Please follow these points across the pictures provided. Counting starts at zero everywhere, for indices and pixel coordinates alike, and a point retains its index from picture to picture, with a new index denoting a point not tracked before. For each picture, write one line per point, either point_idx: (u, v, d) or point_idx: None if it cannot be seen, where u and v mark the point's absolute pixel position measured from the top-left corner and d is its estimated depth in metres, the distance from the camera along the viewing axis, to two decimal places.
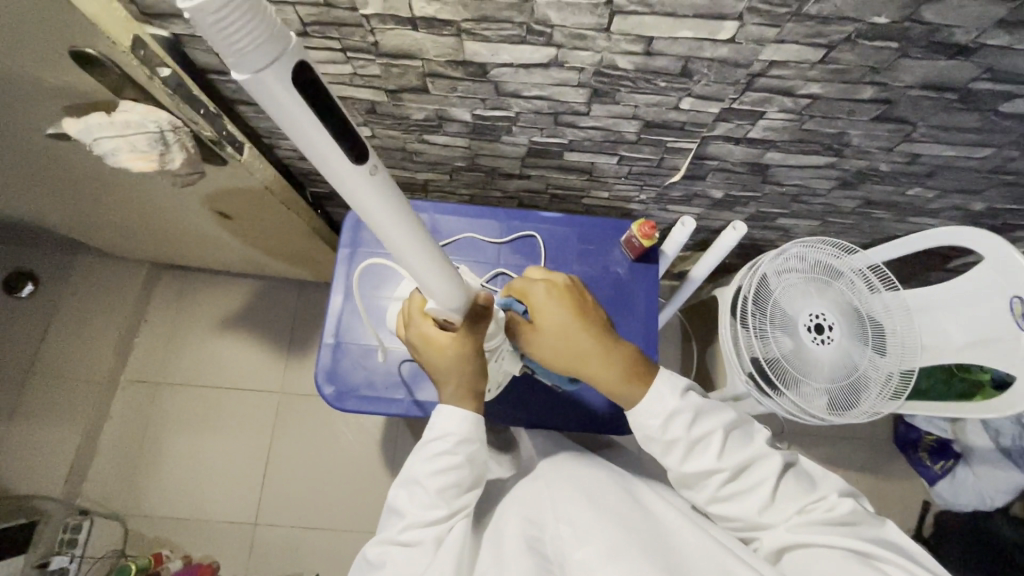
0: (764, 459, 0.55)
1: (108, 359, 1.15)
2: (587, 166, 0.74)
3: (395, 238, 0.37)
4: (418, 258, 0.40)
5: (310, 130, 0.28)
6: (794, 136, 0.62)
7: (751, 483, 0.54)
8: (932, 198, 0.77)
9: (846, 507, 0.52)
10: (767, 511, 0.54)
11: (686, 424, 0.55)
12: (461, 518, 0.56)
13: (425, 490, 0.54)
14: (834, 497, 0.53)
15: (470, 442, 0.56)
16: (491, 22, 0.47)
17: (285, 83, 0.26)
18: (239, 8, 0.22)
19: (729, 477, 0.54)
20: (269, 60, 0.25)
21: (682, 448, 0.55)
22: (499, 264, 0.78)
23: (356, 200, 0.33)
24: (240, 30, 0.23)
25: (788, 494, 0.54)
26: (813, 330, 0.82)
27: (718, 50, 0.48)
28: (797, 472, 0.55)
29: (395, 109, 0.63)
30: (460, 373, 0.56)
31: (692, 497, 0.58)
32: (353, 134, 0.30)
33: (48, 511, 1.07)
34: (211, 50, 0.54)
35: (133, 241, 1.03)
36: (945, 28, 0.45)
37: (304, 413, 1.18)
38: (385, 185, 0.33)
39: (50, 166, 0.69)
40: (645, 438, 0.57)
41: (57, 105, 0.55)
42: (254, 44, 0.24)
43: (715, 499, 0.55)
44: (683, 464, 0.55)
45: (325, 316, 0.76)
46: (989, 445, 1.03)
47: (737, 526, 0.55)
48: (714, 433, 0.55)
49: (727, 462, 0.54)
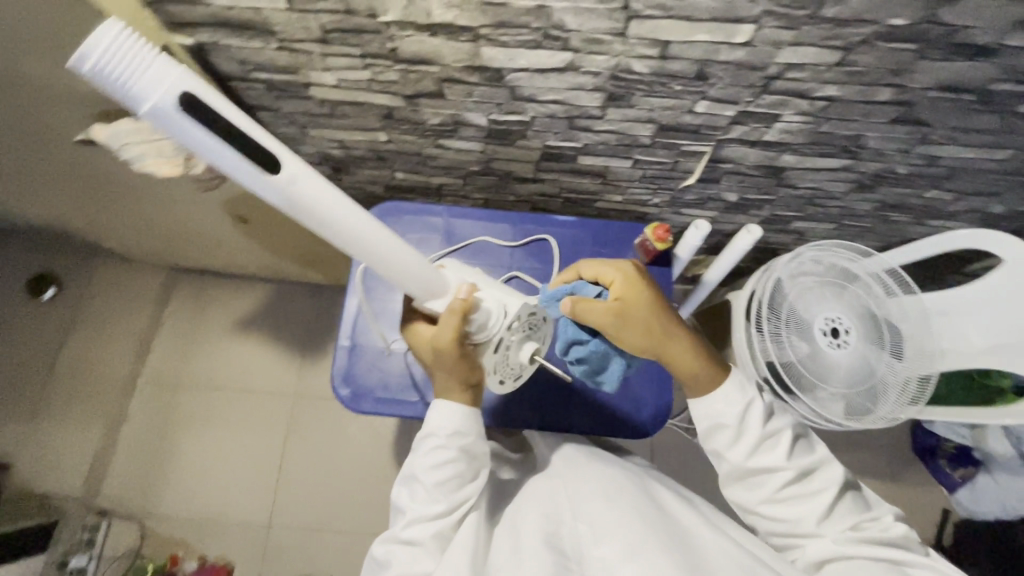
0: (827, 469, 0.56)
1: (126, 362, 1.17)
2: (602, 170, 0.74)
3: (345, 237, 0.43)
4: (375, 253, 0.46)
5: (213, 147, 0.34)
6: (810, 138, 0.62)
7: (814, 488, 0.55)
8: (950, 201, 0.76)
9: (900, 530, 0.53)
10: (823, 522, 0.53)
11: (762, 419, 0.56)
12: (464, 513, 0.56)
13: (424, 486, 0.56)
14: (888, 519, 0.54)
15: (464, 434, 0.57)
16: (508, 28, 0.47)
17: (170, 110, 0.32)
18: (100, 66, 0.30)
19: (794, 478, 0.55)
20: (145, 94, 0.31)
21: (752, 439, 0.55)
22: (512, 267, 0.79)
23: (302, 212, 0.40)
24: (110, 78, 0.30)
25: (844, 510, 0.54)
26: (828, 335, 0.82)
27: (734, 53, 0.49)
28: (856, 494, 0.56)
29: (411, 114, 0.63)
30: (445, 368, 0.56)
31: (738, 497, 0.58)
32: (257, 143, 0.35)
33: (65, 510, 1.09)
34: (233, 57, 0.55)
35: (151, 245, 1.05)
36: (963, 29, 0.45)
37: (318, 416, 1.19)
38: (311, 189, 0.39)
39: (75, 171, 0.70)
40: (713, 427, 0.57)
41: (83, 111, 0.56)
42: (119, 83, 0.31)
43: (771, 500, 0.55)
44: (748, 459, 0.55)
45: (341, 319, 0.77)
46: (1012, 452, 0.99)
47: (777, 531, 0.55)
48: (783, 432, 0.56)
49: (793, 463, 0.55)
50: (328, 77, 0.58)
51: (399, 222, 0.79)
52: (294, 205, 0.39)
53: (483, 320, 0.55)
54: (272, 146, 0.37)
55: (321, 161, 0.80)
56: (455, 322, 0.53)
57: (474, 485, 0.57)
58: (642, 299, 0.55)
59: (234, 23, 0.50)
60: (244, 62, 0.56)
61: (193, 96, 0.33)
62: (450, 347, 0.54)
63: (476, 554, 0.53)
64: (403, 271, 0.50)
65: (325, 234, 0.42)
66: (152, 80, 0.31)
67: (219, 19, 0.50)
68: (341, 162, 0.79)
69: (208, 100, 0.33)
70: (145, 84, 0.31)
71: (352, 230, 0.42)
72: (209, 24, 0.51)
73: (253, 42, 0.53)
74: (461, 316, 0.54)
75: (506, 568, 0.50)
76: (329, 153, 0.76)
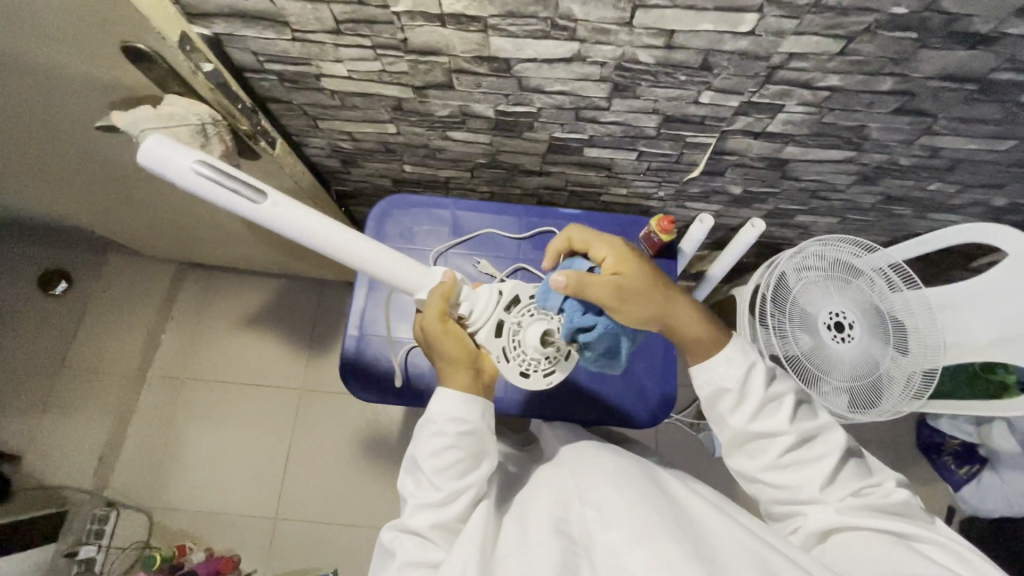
0: (829, 434, 0.56)
1: (136, 355, 1.18)
2: (607, 162, 0.75)
3: (341, 250, 0.51)
4: (378, 266, 0.54)
5: (216, 189, 0.46)
6: (814, 129, 0.62)
7: (816, 454, 0.55)
8: (953, 194, 0.77)
9: (901, 496, 0.54)
10: (827, 488, 0.54)
11: (764, 382, 0.56)
12: (464, 498, 0.55)
13: (426, 473, 0.56)
14: (889, 485, 0.55)
15: (463, 421, 0.56)
16: (516, 18, 0.48)
17: (186, 168, 0.46)
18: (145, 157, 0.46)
19: (795, 443, 0.55)
20: (171, 162, 0.46)
21: (754, 403, 0.56)
22: (519, 259, 0.80)
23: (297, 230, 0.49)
24: (150, 161, 0.46)
25: (845, 476, 0.55)
26: (833, 328, 0.83)
27: (738, 43, 0.50)
28: (857, 460, 0.57)
29: (420, 105, 0.65)
30: (441, 353, 0.58)
31: (742, 464, 0.58)
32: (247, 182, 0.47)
33: (77, 502, 1.09)
34: (248, 48, 0.57)
35: (162, 240, 1.06)
36: (964, 17, 0.45)
37: (324, 409, 1.20)
38: (294, 210, 0.49)
39: (91, 164, 0.72)
40: (716, 392, 0.57)
41: (102, 100, 0.58)
42: (155, 159, 0.46)
43: (773, 466, 0.56)
44: (750, 423, 0.56)
45: (349, 310, 0.78)
46: (1016, 448, 1.00)
47: (778, 497, 0.56)
48: (785, 397, 0.56)
49: (795, 427, 0.55)
50: (340, 68, 0.59)
51: (407, 215, 0.80)
52: (284, 225, 0.49)
53: (472, 306, 0.61)
54: (260, 185, 0.48)
55: (331, 154, 0.81)
56: (437, 303, 0.57)
57: (476, 473, 0.57)
58: (632, 271, 0.56)
59: (250, 14, 0.52)
60: (258, 52, 0.57)
61: (201, 159, 0.46)
62: (436, 327, 0.57)
63: (485, 541, 0.53)
64: (401, 278, 0.56)
65: (321, 250, 0.51)
66: (175, 156, 0.46)
67: (235, 10, 0.51)
68: (350, 156, 0.81)
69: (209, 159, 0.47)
70: (170, 161, 0.46)
71: (338, 238, 0.51)
72: (225, 15, 0.52)
73: (268, 33, 0.54)
74: (443, 298, 0.58)
75: (512, 557, 0.50)
76: (339, 145, 0.77)
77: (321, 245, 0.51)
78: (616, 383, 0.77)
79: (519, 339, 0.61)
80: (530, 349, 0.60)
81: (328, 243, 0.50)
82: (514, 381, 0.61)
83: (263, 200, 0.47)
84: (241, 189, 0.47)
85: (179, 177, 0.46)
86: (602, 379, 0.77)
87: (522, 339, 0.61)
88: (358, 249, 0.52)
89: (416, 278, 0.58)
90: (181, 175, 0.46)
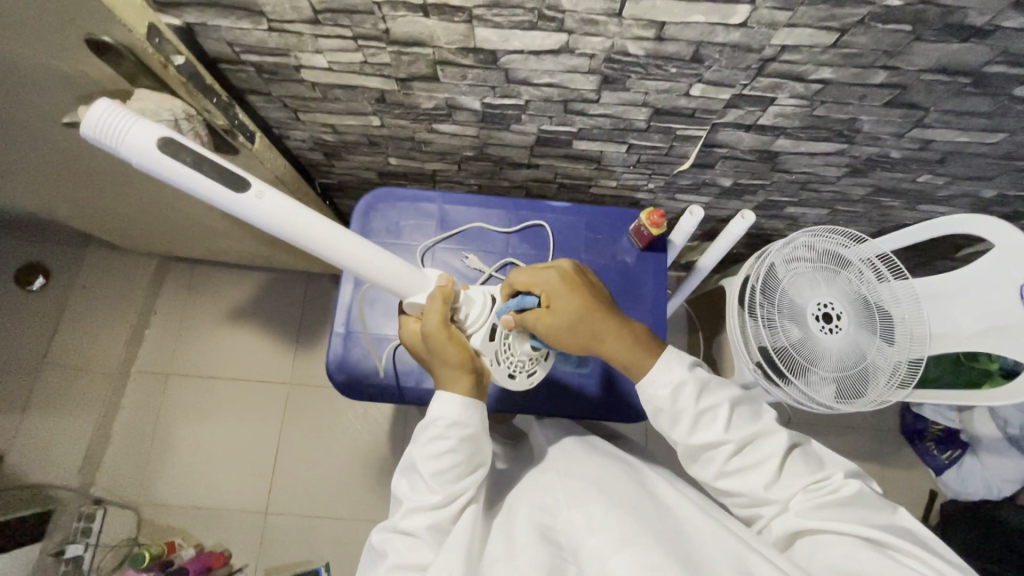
0: (771, 435, 0.56)
1: (119, 349, 1.16)
2: (596, 155, 0.74)
3: (325, 248, 0.48)
4: (367, 263, 0.50)
5: (184, 173, 0.42)
6: (805, 122, 0.62)
7: (756, 458, 0.55)
8: (942, 185, 0.77)
9: (852, 489, 0.52)
10: (773, 487, 0.54)
11: (694, 395, 0.56)
12: (461, 504, 0.55)
13: (422, 476, 0.55)
14: (838, 478, 0.53)
15: (464, 425, 0.56)
16: (503, 8, 0.47)
17: (147, 146, 0.41)
18: (97, 133, 0.41)
19: (736, 450, 0.55)
20: (129, 139, 0.41)
21: (688, 418, 0.55)
22: (507, 253, 0.79)
23: (275, 224, 0.45)
24: (103, 136, 0.41)
25: (793, 472, 0.54)
26: (820, 320, 0.83)
27: (730, 35, 0.48)
28: (803, 452, 0.56)
29: (405, 97, 0.63)
30: (442, 356, 0.57)
31: (698, 474, 0.58)
32: (228, 173, 0.43)
33: (62, 500, 1.06)
34: (222, 39, 0.55)
35: (140, 233, 1.03)
36: (959, 10, 0.45)
37: (313, 402, 1.19)
38: (276, 203, 0.45)
39: (63, 158, 0.69)
40: (653, 411, 0.58)
41: (71, 94, 0.55)
42: (105, 131, 0.41)
43: (723, 473, 0.56)
44: (691, 436, 0.56)
45: (335, 306, 0.77)
46: (997, 434, 1.03)
47: (739, 502, 0.56)
48: (722, 406, 0.56)
49: (733, 435, 0.55)
50: (320, 60, 0.57)
51: (393, 209, 0.79)
52: (269, 218, 0.45)
53: (469, 309, 0.61)
54: (239, 173, 0.44)
55: (313, 147, 0.79)
56: (439, 306, 0.57)
57: (472, 477, 0.56)
58: (563, 305, 0.57)
59: (223, 4, 0.50)
60: (233, 43, 0.55)
61: (167, 138, 0.42)
62: (439, 331, 0.56)
63: (471, 549, 0.51)
64: (401, 284, 0.54)
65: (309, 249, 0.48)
66: (132, 132, 0.41)
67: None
68: (334, 148, 0.79)
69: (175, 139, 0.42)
70: (126, 138, 0.41)
71: (327, 235, 0.47)
72: (197, 5, 0.50)
73: (243, 24, 0.52)
74: (444, 300, 0.57)
75: (501, 565, 0.49)
76: (321, 138, 0.76)
77: (308, 244, 0.47)
78: (600, 381, 0.76)
79: (510, 342, 0.62)
80: (520, 352, 0.62)
81: (318, 242, 0.47)
82: (502, 383, 0.63)
83: (245, 190, 0.44)
84: (219, 177, 0.43)
85: (138, 155, 0.41)
86: (587, 377, 0.76)
87: (513, 343, 0.62)
88: (354, 250, 0.49)
89: (415, 284, 0.56)
90: (141, 153, 0.41)
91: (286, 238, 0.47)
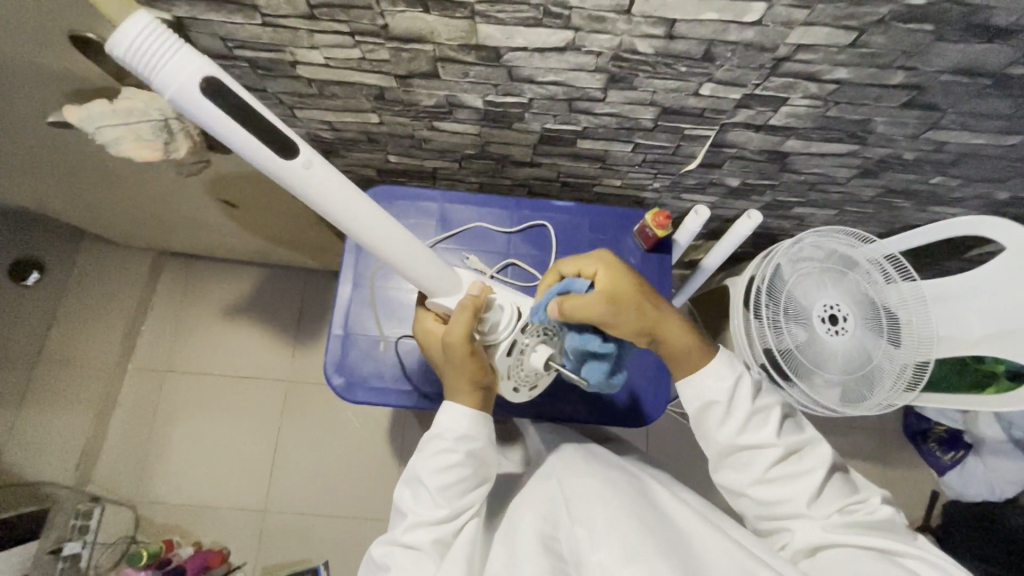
0: (815, 448, 0.55)
1: (116, 344, 1.14)
2: (601, 154, 0.72)
3: (364, 227, 0.45)
4: (399, 248, 0.48)
5: (223, 122, 0.37)
6: (818, 123, 0.60)
7: (801, 469, 0.53)
8: (956, 187, 0.75)
9: (886, 513, 0.52)
10: (813, 502, 0.53)
11: (750, 394, 0.55)
12: (468, 518, 0.54)
13: (428, 489, 0.53)
14: (874, 502, 0.53)
15: (473, 439, 0.55)
16: (506, 4, 0.45)
17: (192, 87, 0.36)
18: (131, 52, 0.35)
19: (781, 456, 0.54)
20: (171, 72, 0.35)
21: (741, 416, 0.54)
22: (509, 253, 0.77)
23: (315, 197, 0.42)
24: (138, 58, 0.35)
25: (831, 490, 0.53)
26: (826, 321, 0.81)
27: (743, 33, 0.46)
28: (842, 475, 0.55)
29: (404, 95, 0.61)
30: (457, 367, 0.55)
31: (728, 481, 0.56)
32: (276, 133, 0.39)
33: (58, 497, 1.06)
34: (215, 33, 0.53)
35: (134, 228, 1.01)
36: (985, 10, 0.43)
37: (310, 400, 1.18)
38: (326, 178, 0.41)
39: (51, 153, 0.67)
40: (702, 407, 0.56)
41: (58, 90, 0.53)
42: (141, 52, 0.35)
43: (761, 480, 0.54)
44: (737, 437, 0.54)
45: (333, 307, 0.75)
46: (1001, 436, 1.02)
47: (762, 513, 0.55)
48: (772, 409, 0.55)
49: (781, 441, 0.54)
50: (316, 56, 0.55)
51: (392, 207, 0.77)
52: (310, 189, 0.41)
53: (495, 318, 0.58)
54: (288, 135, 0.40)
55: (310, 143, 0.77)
56: (466, 318, 0.54)
57: (476, 493, 0.55)
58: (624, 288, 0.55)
59: None
60: (226, 38, 0.53)
61: (214, 79, 0.36)
62: (461, 343, 0.54)
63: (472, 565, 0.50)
64: (424, 277, 0.52)
65: (343, 224, 0.44)
66: (172, 63, 0.35)
67: None
68: (332, 145, 0.77)
69: (226, 83, 0.37)
70: (166, 70, 0.35)
71: (369, 218, 0.45)
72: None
73: (236, 18, 0.50)
74: (472, 312, 0.54)
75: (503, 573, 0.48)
76: (318, 135, 0.74)
77: (340, 220, 0.44)
78: None
79: (523, 360, 0.59)
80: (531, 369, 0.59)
81: (358, 224, 0.44)
82: (505, 395, 0.61)
83: (292, 156, 0.40)
84: (266, 136, 0.39)
85: (177, 92, 0.36)
86: None
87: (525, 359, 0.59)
88: (394, 236, 0.47)
89: (440, 283, 0.55)
90: (182, 92, 0.36)
91: (322, 210, 0.43)
